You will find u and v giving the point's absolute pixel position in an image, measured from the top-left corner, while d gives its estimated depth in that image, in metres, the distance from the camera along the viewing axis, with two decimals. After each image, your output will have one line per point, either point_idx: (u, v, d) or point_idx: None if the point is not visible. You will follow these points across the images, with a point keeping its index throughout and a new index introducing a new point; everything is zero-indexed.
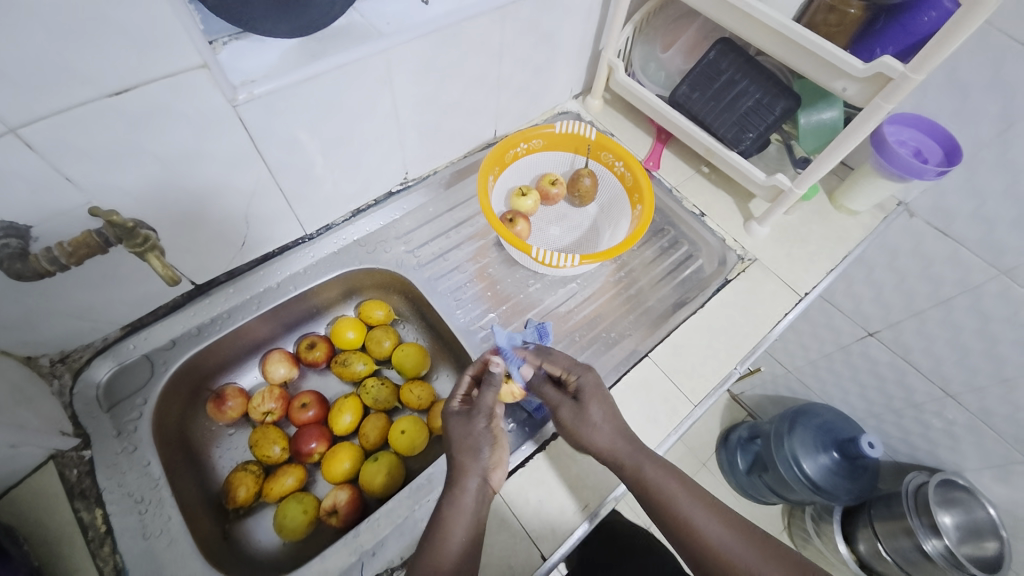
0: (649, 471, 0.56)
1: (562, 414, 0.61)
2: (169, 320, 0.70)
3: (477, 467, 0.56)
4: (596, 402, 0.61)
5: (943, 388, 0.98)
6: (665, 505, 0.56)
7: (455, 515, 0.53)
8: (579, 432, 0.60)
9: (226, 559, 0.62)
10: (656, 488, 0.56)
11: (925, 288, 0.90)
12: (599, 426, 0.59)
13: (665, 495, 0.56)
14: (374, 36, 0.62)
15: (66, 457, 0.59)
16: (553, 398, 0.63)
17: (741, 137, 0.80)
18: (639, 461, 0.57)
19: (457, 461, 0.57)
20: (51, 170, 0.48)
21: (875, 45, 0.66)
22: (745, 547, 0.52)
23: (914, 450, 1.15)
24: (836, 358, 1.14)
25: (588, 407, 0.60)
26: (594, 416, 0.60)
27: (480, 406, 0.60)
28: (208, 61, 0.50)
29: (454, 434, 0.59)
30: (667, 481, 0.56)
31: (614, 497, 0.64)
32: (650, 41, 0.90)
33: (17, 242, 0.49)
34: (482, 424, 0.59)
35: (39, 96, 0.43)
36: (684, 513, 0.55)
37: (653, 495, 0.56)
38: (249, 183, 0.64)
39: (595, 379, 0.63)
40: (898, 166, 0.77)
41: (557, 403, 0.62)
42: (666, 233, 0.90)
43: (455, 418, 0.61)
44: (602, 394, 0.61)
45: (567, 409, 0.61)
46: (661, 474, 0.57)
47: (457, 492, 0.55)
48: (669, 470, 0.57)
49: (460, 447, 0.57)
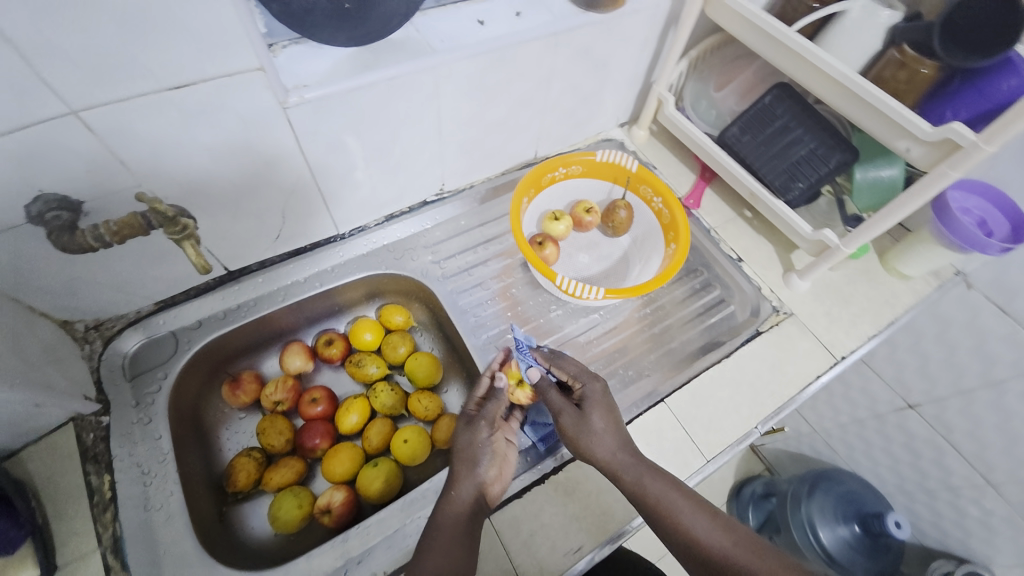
0: (650, 483, 0.55)
1: (563, 421, 0.60)
2: (199, 301, 0.73)
3: (473, 479, 0.57)
4: (600, 412, 0.60)
5: (984, 474, 0.89)
6: (668, 521, 0.53)
7: (451, 523, 0.54)
8: (580, 442, 0.59)
9: (216, 540, 0.62)
10: (658, 500, 0.54)
11: (976, 366, 0.83)
12: (601, 435, 0.58)
13: (667, 508, 0.54)
14: (426, 52, 0.63)
15: (85, 421, 0.62)
16: (557, 402, 0.62)
17: (790, 185, 0.77)
18: (640, 474, 0.56)
19: (455, 472, 0.58)
20: (108, 152, 0.51)
21: (946, 109, 0.62)
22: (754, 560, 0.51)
23: (945, 538, 1.04)
24: (869, 426, 1.07)
25: (591, 415, 0.59)
26: (596, 425, 0.59)
27: (484, 414, 0.63)
28: (264, 64, 0.52)
29: (456, 443, 0.61)
30: (670, 495, 0.55)
31: (633, 527, 0.61)
32: (704, 79, 0.89)
33: (68, 215, 0.53)
34: (485, 433, 0.61)
35: (104, 84, 0.46)
36: (687, 526, 0.53)
37: (655, 510, 0.54)
38: (291, 181, 0.66)
39: (601, 388, 0.62)
40: (961, 236, 0.72)
41: (559, 408, 0.61)
42: (699, 275, 0.87)
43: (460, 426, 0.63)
44: (605, 404, 0.60)
45: (570, 414, 0.60)
46: (665, 487, 0.55)
47: (455, 503, 0.55)
48: (670, 482, 0.56)
49: (459, 458, 0.59)
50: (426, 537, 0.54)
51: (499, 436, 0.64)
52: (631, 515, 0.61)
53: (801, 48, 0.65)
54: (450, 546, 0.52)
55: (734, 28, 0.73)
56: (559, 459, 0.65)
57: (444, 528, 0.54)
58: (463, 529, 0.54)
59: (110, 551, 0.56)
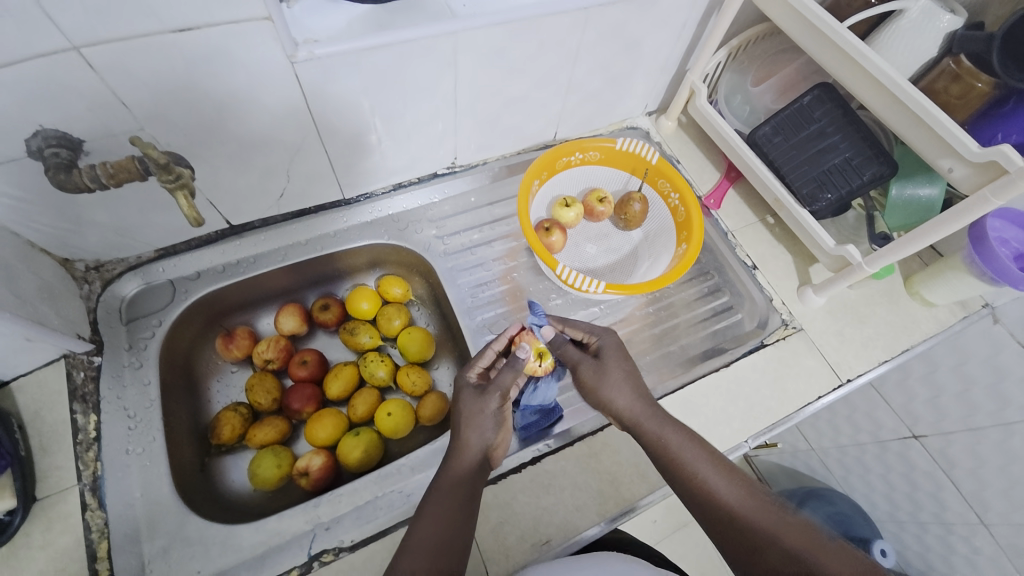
0: (669, 434, 0.55)
1: (582, 370, 0.61)
2: (199, 253, 0.73)
3: (481, 443, 0.56)
4: (616, 361, 0.61)
5: (979, 513, 0.85)
6: (683, 470, 0.53)
7: (456, 486, 0.53)
8: (598, 391, 0.59)
9: (195, 489, 0.64)
10: (676, 452, 0.54)
11: (990, 405, 0.79)
12: (619, 385, 0.58)
13: (684, 460, 0.54)
14: (446, 17, 0.60)
15: (76, 359, 0.63)
16: (573, 356, 0.64)
17: (818, 195, 0.71)
18: (660, 426, 0.56)
19: (462, 436, 0.56)
20: (109, 93, 0.50)
21: (998, 130, 0.58)
22: (765, 522, 0.50)
23: (928, 569, 1.01)
24: (868, 452, 1.03)
25: (608, 364, 0.60)
26: (615, 374, 0.59)
27: (496, 385, 0.59)
28: (272, 15, 0.50)
29: (465, 409, 0.58)
30: (688, 447, 0.55)
31: (639, 506, 0.62)
32: (742, 71, 0.83)
33: (67, 153, 0.52)
34: (494, 405, 0.58)
35: (105, 21, 0.44)
36: (702, 478, 0.53)
37: (671, 459, 0.54)
38: (296, 140, 0.64)
39: (615, 340, 0.64)
40: (994, 268, 0.68)
41: (577, 361, 0.63)
42: (710, 278, 0.84)
43: (467, 391, 0.60)
44: (621, 354, 0.62)
45: (587, 365, 0.62)
46: (684, 442, 0.55)
47: (463, 462, 0.55)
48: (690, 436, 0.56)
49: (468, 423, 0.57)
50: (427, 498, 0.53)
51: (506, 407, 0.60)
52: (601, 517, 0.61)
53: (849, 47, 0.60)
54: (455, 510, 0.51)
55: (781, 19, 0.68)
56: (539, 450, 0.65)
57: (450, 489, 0.53)
58: (467, 492, 0.53)
59: (89, 488, 0.58)
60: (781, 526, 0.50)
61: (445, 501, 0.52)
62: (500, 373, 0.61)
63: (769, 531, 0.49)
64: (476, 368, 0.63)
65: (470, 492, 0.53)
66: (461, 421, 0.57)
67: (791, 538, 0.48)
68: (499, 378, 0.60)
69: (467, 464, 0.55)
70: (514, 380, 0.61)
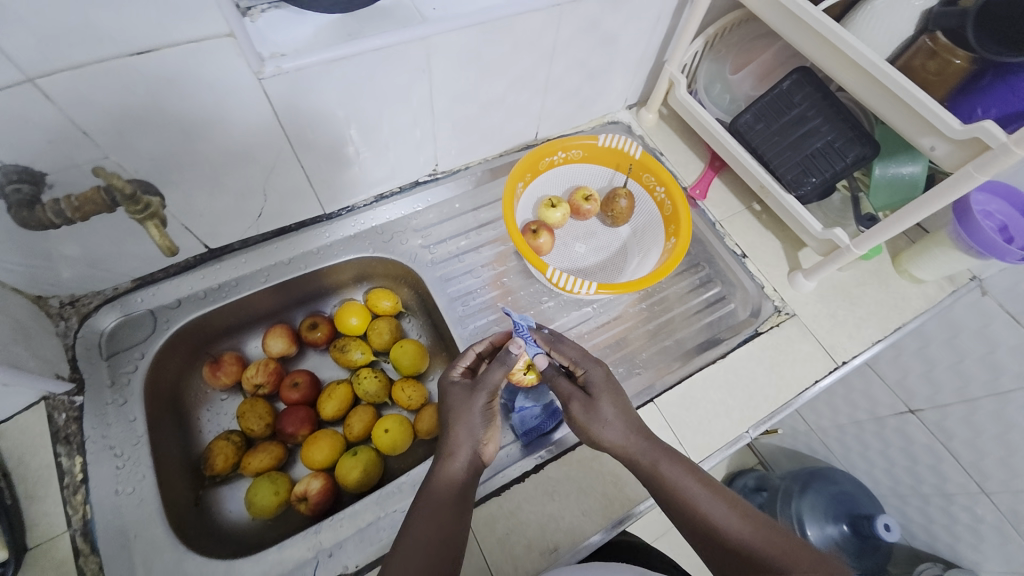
0: (666, 466, 0.54)
1: (573, 408, 0.58)
2: (178, 280, 0.70)
3: (470, 441, 0.55)
4: (608, 397, 0.57)
5: (979, 482, 0.86)
6: (684, 505, 0.52)
7: (447, 489, 0.52)
8: (590, 429, 0.56)
9: (189, 524, 0.62)
10: (674, 485, 0.53)
11: (982, 376, 0.79)
12: (611, 421, 0.56)
13: (684, 494, 0.52)
14: (415, 22, 0.59)
15: (57, 401, 0.61)
16: (564, 390, 0.59)
17: (802, 180, 0.71)
18: (656, 458, 0.54)
19: (452, 434, 0.55)
20: (69, 123, 0.48)
21: (977, 105, 0.58)
22: (773, 552, 0.48)
23: (932, 542, 1.01)
24: (867, 429, 1.03)
25: (599, 402, 0.57)
26: (606, 412, 0.56)
27: (485, 382, 0.57)
28: (234, 30, 0.48)
29: (455, 405, 0.57)
30: (685, 479, 0.53)
31: (638, 511, 0.61)
32: (720, 60, 0.83)
33: (29, 189, 0.50)
34: (482, 401, 0.57)
35: (57, 50, 0.42)
36: (705, 511, 0.51)
37: (671, 494, 0.53)
38: (270, 158, 0.63)
39: (605, 373, 0.59)
40: (978, 240, 0.68)
41: (567, 397, 0.58)
42: (700, 270, 0.83)
43: (455, 389, 0.58)
44: (610, 388, 0.58)
45: (577, 402, 0.57)
46: (683, 473, 0.54)
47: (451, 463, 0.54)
48: (689, 467, 0.54)
49: (458, 420, 0.56)
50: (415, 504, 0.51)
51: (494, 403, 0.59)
52: (606, 520, 0.60)
53: (826, 29, 0.59)
54: (444, 511, 0.50)
55: (757, 6, 0.67)
56: (541, 457, 0.64)
57: (440, 492, 0.52)
58: (455, 495, 0.52)
59: (79, 533, 0.56)
60: (790, 553, 0.48)
61: (434, 504, 0.51)
62: (489, 369, 0.58)
63: (778, 562, 0.47)
64: (459, 366, 0.61)
65: (457, 496, 0.52)
66: (450, 417, 0.56)
67: (802, 567, 0.47)
68: (488, 375, 0.58)
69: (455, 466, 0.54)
70: (503, 377, 0.58)
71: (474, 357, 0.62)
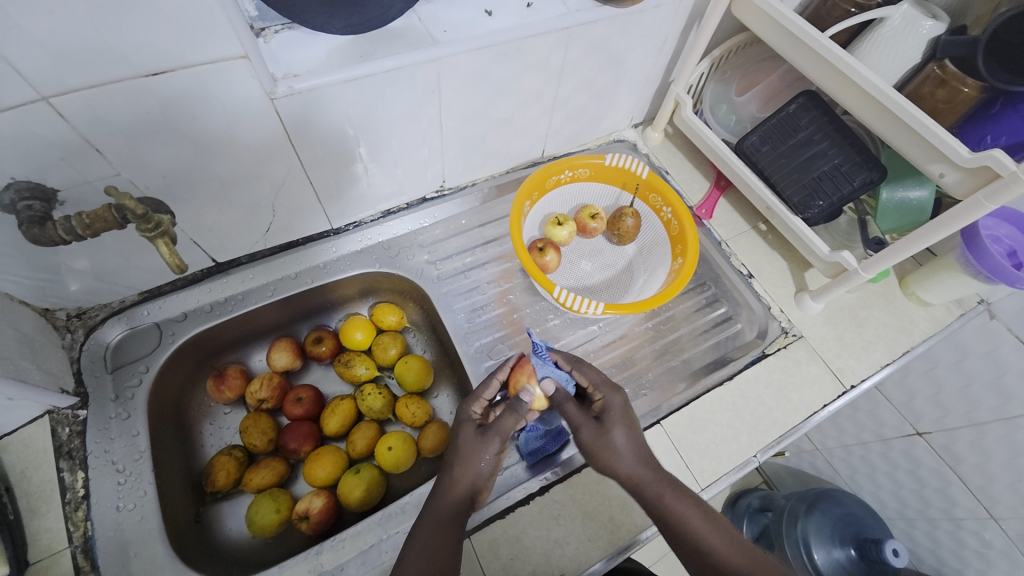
0: (671, 501, 0.53)
1: (582, 434, 0.57)
2: (185, 293, 0.71)
3: (469, 484, 0.53)
4: (620, 424, 0.57)
5: (987, 507, 0.84)
6: (690, 541, 0.51)
7: (445, 521, 0.52)
8: (599, 456, 0.55)
9: (190, 544, 0.62)
10: (679, 518, 0.52)
11: (991, 400, 0.78)
12: (620, 450, 0.55)
13: (689, 531, 0.51)
14: (427, 44, 0.59)
15: (61, 415, 0.61)
16: (575, 415, 0.58)
17: (810, 203, 0.71)
18: (662, 492, 0.53)
19: (452, 472, 0.54)
20: (83, 141, 0.48)
21: (987, 134, 0.59)
22: None
23: (941, 566, 0.99)
24: (873, 450, 1.01)
25: (610, 428, 0.56)
26: (617, 439, 0.55)
27: (497, 429, 0.55)
28: (249, 52, 0.48)
29: (464, 443, 0.55)
30: (691, 515, 0.52)
31: (644, 537, 0.60)
32: (726, 81, 0.84)
33: (41, 206, 0.50)
34: (493, 449, 0.54)
35: (75, 69, 0.43)
36: (710, 547, 0.50)
37: (677, 530, 0.51)
38: (280, 175, 0.63)
39: (622, 401, 0.59)
40: (987, 266, 0.68)
41: (578, 422, 0.58)
42: (707, 289, 0.83)
43: (467, 429, 0.56)
44: (625, 418, 0.57)
45: (588, 428, 0.57)
46: (687, 507, 0.52)
47: (453, 498, 0.53)
48: (694, 502, 0.53)
49: (458, 462, 0.54)
50: (415, 531, 0.52)
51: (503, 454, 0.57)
52: (609, 548, 0.59)
53: (833, 56, 0.60)
54: (443, 545, 0.50)
55: (764, 31, 0.67)
56: (546, 479, 0.63)
57: (440, 530, 0.51)
58: (456, 527, 0.52)
59: (80, 550, 0.56)
60: None
61: (435, 535, 0.51)
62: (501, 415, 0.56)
63: None
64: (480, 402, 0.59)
65: (457, 530, 0.52)
66: (455, 455, 0.55)
67: None
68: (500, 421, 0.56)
69: (456, 502, 0.53)
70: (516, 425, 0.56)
71: (496, 387, 0.61)
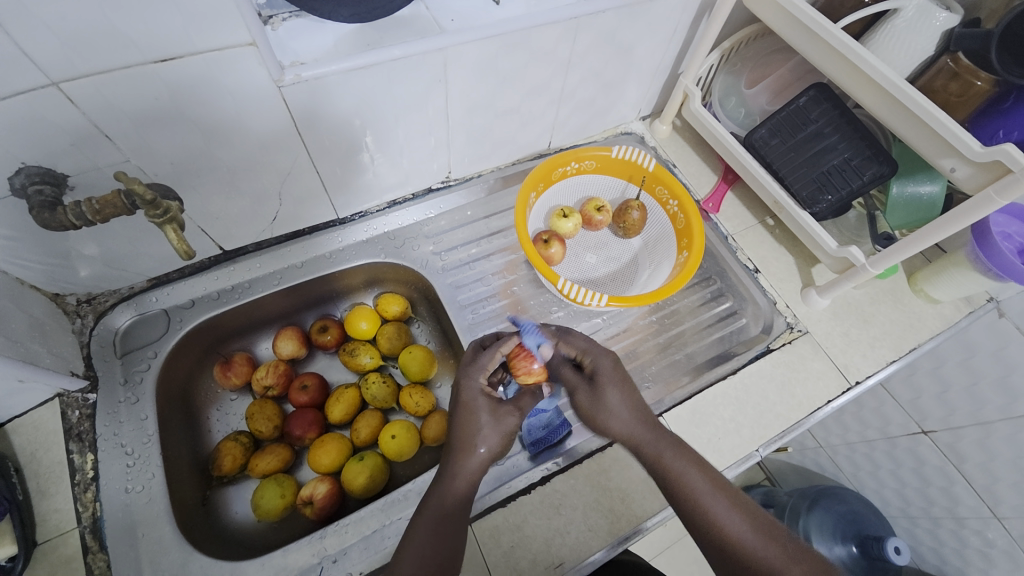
0: (671, 459, 0.52)
1: (578, 398, 0.58)
2: (192, 280, 0.71)
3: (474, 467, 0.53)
4: (613, 385, 0.57)
5: (991, 507, 0.84)
6: (690, 500, 0.50)
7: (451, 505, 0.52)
8: (596, 418, 0.56)
9: (196, 525, 0.63)
10: (678, 475, 0.52)
11: (998, 399, 0.77)
12: (615, 410, 0.56)
13: (688, 488, 0.51)
14: (434, 33, 0.59)
15: (71, 398, 0.63)
16: (570, 379, 0.60)
17: (818, 197, 0.70)
18: (660, 450, 0.53)
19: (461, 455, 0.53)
20: (92, 126, 0.48)
21: (1000, 128, 0.58)
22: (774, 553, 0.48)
23: (943, 565, 0.99)
24: (878, 447, 1.01)
25: (604, 388, 0.57)
26: (610, 399, 0.56)
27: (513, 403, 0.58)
28: (257, 39, 0.48)
29: (473, 422, 0.55)
30: (692, 476, 0.51)
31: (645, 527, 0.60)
32: (736, 72, 0.83)
33: (51, 190, 0.51)
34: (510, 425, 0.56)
35: (85, 55, 0.43)
36: (710, 509, 0.50)
37: (678, 488, 0.51)
38: (288, 163, 0.63)
39: (612, 362, 0.59)
40: (996, 263, 0.67)
41: (574, 386, 0.59)
42: (712, 283, 0.83)
43: (478, 409, 0.56)
44: (617, 377, 0.58)
45: (583, 392, 0.58)
46: (687, 465, 0.52)
47: (463, 475, 0.53)
48: (694, 461, 0.53)
49: (465, 443, 0.54)
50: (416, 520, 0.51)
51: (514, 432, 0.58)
52: (610, 538, 0.59)
53: (844, 47, 0.59)
54: (446, 537, 0.50)
55: (775, 22, 0.66)
56: (548, 469, 0.64)
57: (443, 520, 0.51)
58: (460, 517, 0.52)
59: (89, 530, 0.57)
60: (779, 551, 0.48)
61: (438, 521, 0.50)
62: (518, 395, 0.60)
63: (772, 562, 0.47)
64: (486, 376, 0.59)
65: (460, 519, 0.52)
66: (462, 435, 0.54)
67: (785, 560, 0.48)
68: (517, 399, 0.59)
69: (464, 479, 0.53)
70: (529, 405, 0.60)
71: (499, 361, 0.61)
